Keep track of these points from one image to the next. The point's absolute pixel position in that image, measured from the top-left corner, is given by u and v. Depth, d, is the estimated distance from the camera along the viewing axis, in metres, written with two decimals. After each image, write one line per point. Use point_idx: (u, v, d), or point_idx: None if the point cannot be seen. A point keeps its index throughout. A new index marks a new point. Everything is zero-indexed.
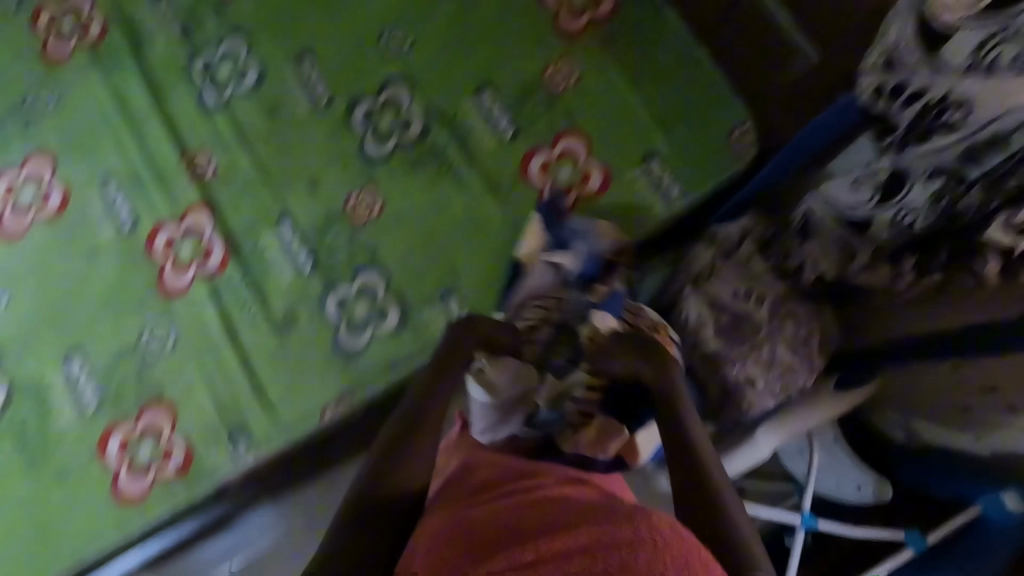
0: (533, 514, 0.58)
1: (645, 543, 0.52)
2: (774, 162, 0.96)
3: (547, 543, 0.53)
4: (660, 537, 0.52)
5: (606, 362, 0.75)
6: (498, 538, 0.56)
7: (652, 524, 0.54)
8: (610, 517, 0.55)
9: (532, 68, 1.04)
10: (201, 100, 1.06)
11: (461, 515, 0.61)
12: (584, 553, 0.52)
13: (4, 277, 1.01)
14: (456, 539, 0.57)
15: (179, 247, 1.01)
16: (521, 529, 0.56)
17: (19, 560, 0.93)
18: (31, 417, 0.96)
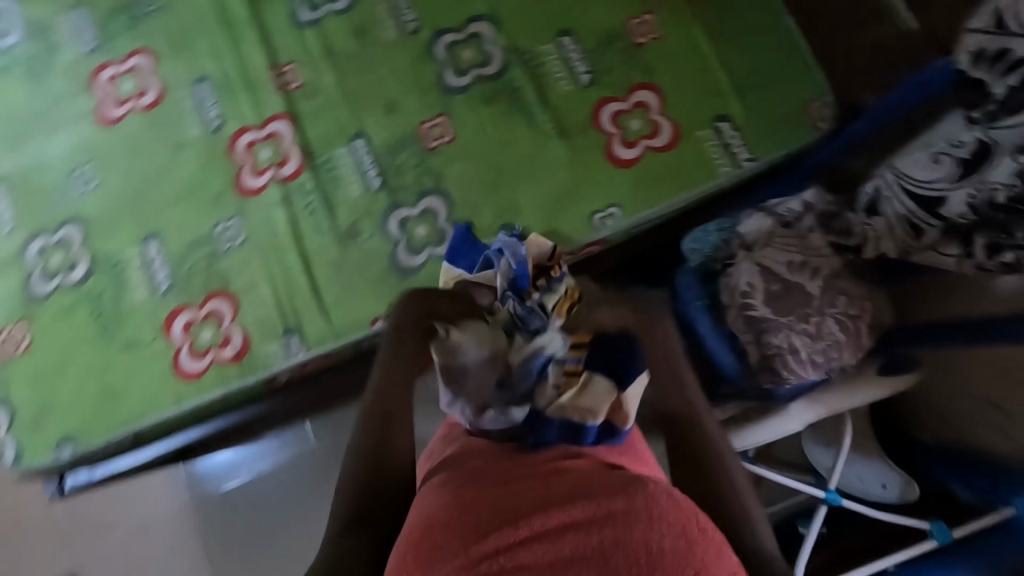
0: (517, 488, 0.57)
1: (640, 513, 0.52)
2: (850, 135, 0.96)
3: (534, 521, 0.52)
4: (657, 508, 0.52)
5: (599, 313, 0.81)
6: (486, 513, 0.55)
7: (644, 493, 0.53)
8: (597, 490, 0.55)
9: (617, 19, 1.05)
10: (295, 16, 1.11)
11: (447, 491, 0.60)
12: (580, 529, 0.51)
13: (98, 160, 1.08)
14: (448, 513, 0.56)
15: (259, 151, 1.06)
16: (513, 506, 0.55)
17: (83, 417, 1.00)
18: (107, 290, 1.04)
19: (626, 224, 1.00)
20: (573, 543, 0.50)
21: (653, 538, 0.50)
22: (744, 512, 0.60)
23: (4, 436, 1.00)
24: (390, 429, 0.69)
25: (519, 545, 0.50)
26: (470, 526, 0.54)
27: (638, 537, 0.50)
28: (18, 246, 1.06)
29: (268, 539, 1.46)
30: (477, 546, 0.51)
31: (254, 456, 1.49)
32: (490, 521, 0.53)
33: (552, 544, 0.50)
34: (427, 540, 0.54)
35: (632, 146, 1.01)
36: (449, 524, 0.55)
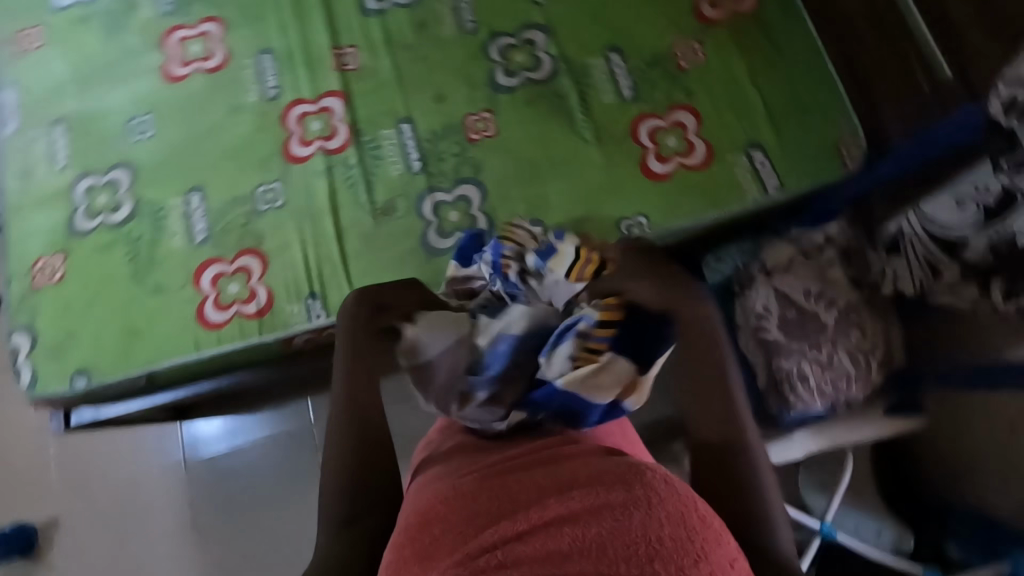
0: (512, 481, 0.57)
1: (636, 501, 0.50)
2: (877, 174, 1.00)
3: (529, 513, 0.51)
4: (656, 496, 0.51)
5: (636, 287, 0.72)
6: (481, 507, 0.54)
7: (641, 482, 0.52)
8: (592, 478, 0.54)
9: (664, 42, 1.11)
10: (362, 4, 1.17)
11: (445, 486, 0.60)
12: (577, 517, 0.50)
13: (156, 112, 1.14)
14: (448, 508, 0.55)
15: (310, 122, 1.11)
16: (511, 501, 0.54)
17: (101, 353, 1.03)
18: (145, 235, 1.07)
19: (651, 234, 1.03)
20: (568, 532, 0.48)
21: (651, 528, 0.48)
22: (767, 514, 0.60)
23: (24, 360, 1.03)
24: (366, 429, 0.70)
25: (514, 538, 0.50)
26: (466, 521, 0.53)
27: (636, 525, 0.48)
28: (68, 183, 1.11)
29: (252, 513, 1.45)
30: (473, 541, 0.51)
31: (252, 426, 1.49)
32: (485, 516, 0.53)
33: (547, 534, 0.49)
34: (424, 538, 0.54)
35: (666, 161, 1.05)
36: (445, 521, 0.54)
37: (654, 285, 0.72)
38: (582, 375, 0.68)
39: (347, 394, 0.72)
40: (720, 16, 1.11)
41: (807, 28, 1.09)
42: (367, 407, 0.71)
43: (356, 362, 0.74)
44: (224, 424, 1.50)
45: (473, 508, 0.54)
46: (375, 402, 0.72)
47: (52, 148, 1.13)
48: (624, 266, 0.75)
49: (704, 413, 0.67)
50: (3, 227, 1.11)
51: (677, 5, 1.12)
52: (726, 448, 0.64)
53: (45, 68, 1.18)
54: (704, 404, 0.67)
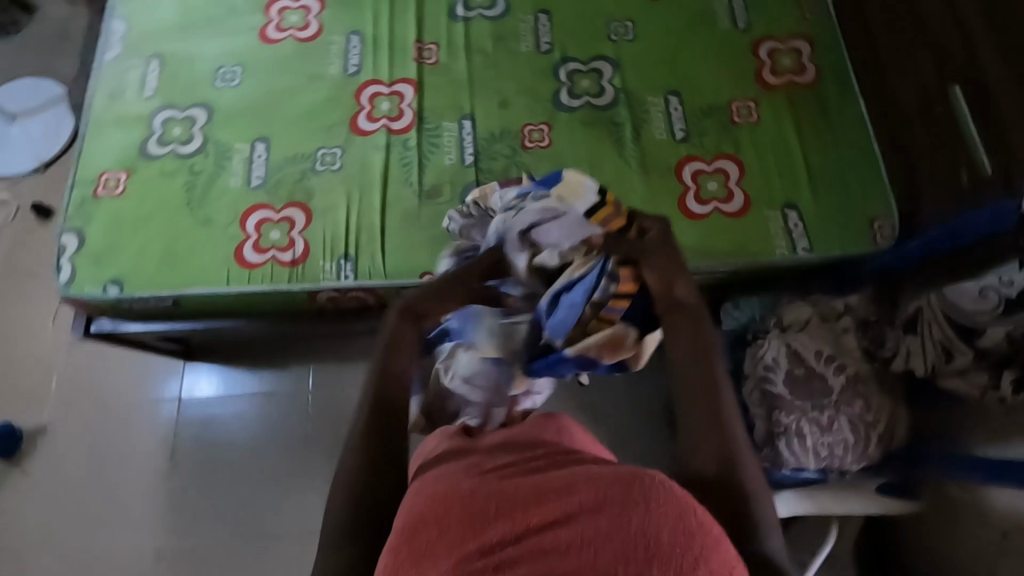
0: (508, 480, 0.54)
1: (636, 503, 0.48)
2: (904, 249, 1.02)
3: (525, 513, 0.49)
4: (655, 500, 0.48)
5: (653, 261, 0.79)
6: (475, 506, 0.51)
7: (642, 483, 0.50)
8: (590, 477, 0.51)
9: (722, 97, 1.17)
10: (451, 9, 1.27)
11: (440, 483, 0.57)
12: (575, 521, 0.48)
13: (244, 66, 1.23)
14: (438, 507, 0.52)
15: (380, 102, 1.19)
16: (502, 498, 0.51)
17: (138, 268, 1.08)
18: (207, 170, 1.14)
19: None
20: (566, 534, 0.47)
21: (652, 533, 0.47)
22: (758, 519, 0.57)
23: (68, 258, 1.08)
24: (384, 424, 0.67)
25: (511, 540, 0.48)
26: (460, 521, 0.50)
27: (635, 528, 0.47)
28: (149, 111, 1.19)
29: (231, 465, 1.46)
30: (467, 543, 0.48)
31: (251, 379, 1.52)
32: (480, 516, 0.50)
33: (546, 536, 0.47)
34: (416, 538, 0.50)
35: (704, 203, 1.10)
36: (439, 521, 0.51)
37: (672, 274, 0.77)
38: (592, 345, 0.82)
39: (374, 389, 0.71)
40: (780, 84, 1.18)
41: (858, 112, 1.16)
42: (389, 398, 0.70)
43: (387, 362, 0.74)
44: (225, 371, 1.53)
45: (467, 508, 0.51)
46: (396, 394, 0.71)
47: (144, 78, 1.22)
48: (654, 237, 0.81)
49: (699, 412, 0.65)
50: (82, 137, 1.19)
51: (740, 66, 1.19)
52: (718, 446, 0.62)
53: (156, 9, 1.29)
54: (697, 402, 0.66)
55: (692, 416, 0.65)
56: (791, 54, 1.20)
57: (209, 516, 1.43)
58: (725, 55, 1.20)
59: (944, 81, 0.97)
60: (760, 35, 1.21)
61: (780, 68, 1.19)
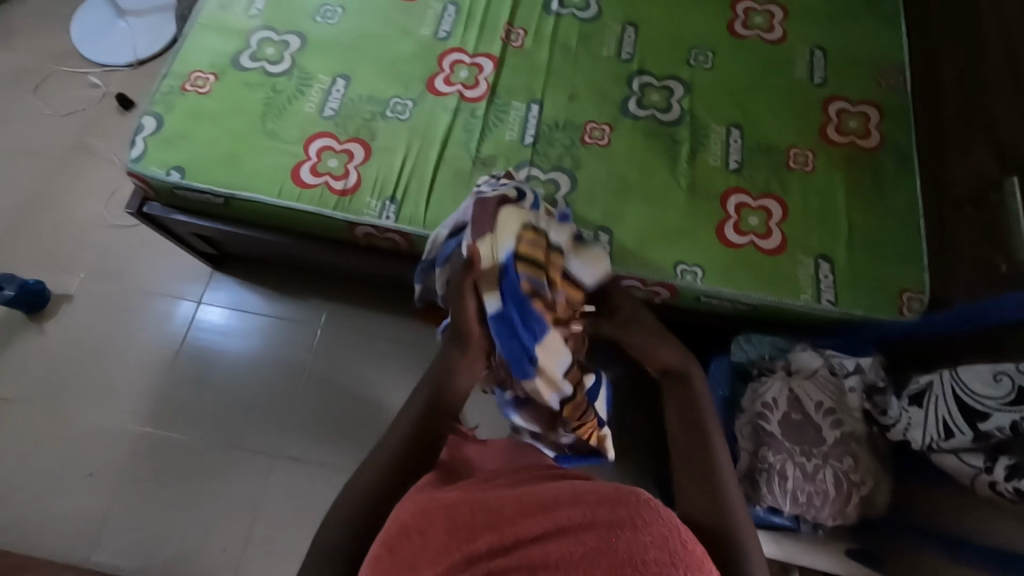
0: (500, 497, 0.61)
1: (621, 523, 0.55)
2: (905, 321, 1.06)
3: (517, 526, 0.56)
4: (639, 521, 0.55)
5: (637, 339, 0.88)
6: (469, 519, 0.58)
7: (626, 505, 0.56)
8: (577, 499, 0.58)
9: (784, 141, 1.20)
10: (547, 3, 1.32)
11: (433, 496, 0.64)
12: (565, 537, 0.54)
13: (345, 8, 1.30)
14: (436, 519, 0.59)
15: (460, 70, 1.25)
16: (497, 514, 0.58)
17: (201, 163, 1.14)
18: (287, 92, 1.21)
19: (700, 288, 1.09)
20: (555, 548, 0.53)
21: (637, 551, 0.53)
22: (738, 539, 0.68)
23: (143, 137, 1.16)
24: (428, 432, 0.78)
25: (502, 552, 0.54)
26: (455, 534, 0.57)
27: (622, 545, 0.53)
28: (249, 28, 1.27)
29: (229, 376, 1.51)
30: (463, 553, 0.55)
31: (269, 301, 1.57)
32: (472, 528, 0.57)
33: (537, 550, 0.54)
34: (412, 545, 0.57)
35: (742, 235, 1.12)
36: (427, 531, 0.58)
37: (652, 343, 0.86)
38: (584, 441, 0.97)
39: (423, 405, 0.80)
40: (843, 142, 1.20)
41: (914, 185, 1.16)
42: (437, 408, 0.80)
43: (444, 381, 0.82)
44: (247, 288, 1.58)
45: (459, 520, 0.58)
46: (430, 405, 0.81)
47: None
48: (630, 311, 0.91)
49: (696, 470, 0.75)
50: (184, 37, 1.27)
51: (808, 117, 1.22)
52: (710, 493, 0.72)
53: None
54: (694, 462, 0.76)
55: (690, 476, 0.75)
56: (859, 117, 1.22)
57: (196, 418, 1.47)
58: (795, 105, 1.23)
59: (1001, 171, 0.99)
60: (833, 93, 1.24)
61: (846, 128, 1.21)
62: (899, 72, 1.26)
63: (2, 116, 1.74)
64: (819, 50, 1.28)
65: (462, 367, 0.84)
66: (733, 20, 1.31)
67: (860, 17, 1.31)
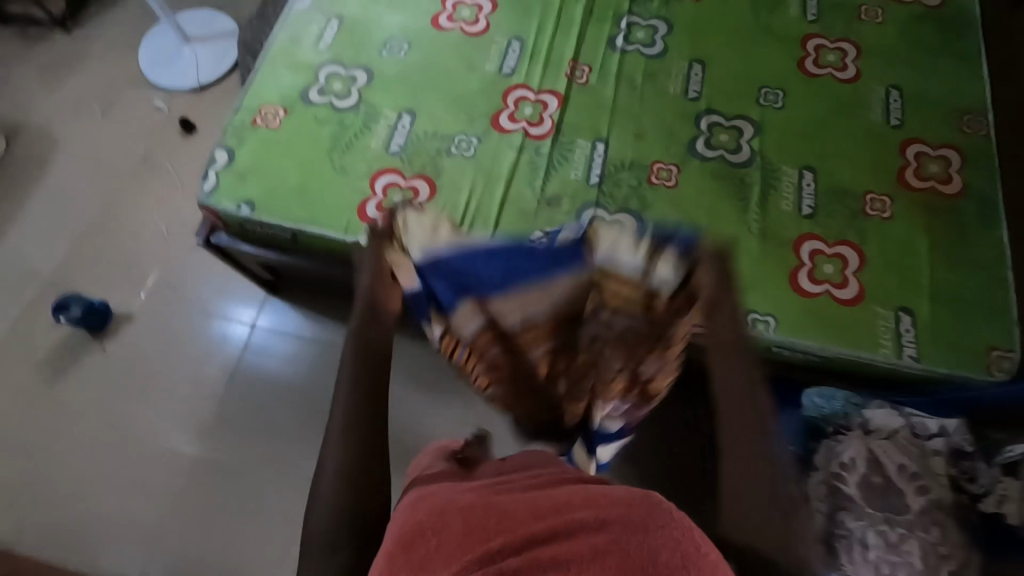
0: (509, 499, 0.53)
1: (635, 525, 0.47)
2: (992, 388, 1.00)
3: (523, 527, 0.48)
4: (648, 521, 0.48)
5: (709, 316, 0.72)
6: (477, 519, 0.50)
7: (642, 507, 0.49)
8: (588, 501, 0.50)
9: (860, 186, 1.16)
10: (612, 39, 1.31)
11: (438, 498, 0.55)
12: (574, 541, 0.46)
13: (411, 44, 1.31)
14: (434, 521, 0.51)
15: (525, 107, 1.24)
16: (505, 515, 0.50)
17: (271, 196, 1.16)
18: (353, 127, 1.22)
19: (772, 339, 1.05)
20: (563, 549, 0.46)
21: (649, 558, 0.45)
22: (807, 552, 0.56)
23: (215, 170, 1.18)
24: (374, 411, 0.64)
25: (513, 553, 0.46)
26: (458, 541, 0.48)
27: (636, 548, 0.46)
28: (318, 62, 1.29)
29: (279, 402, 1.52)
30: (473, 555, 0.46)
31: (321, 327, 1.59)
32: (481, 529, 0.49)
33: (546, 551, 0.46)
34: (419, 551, 0.49)
35: (817, 283, 1.08)
36: (439, 533, 0.49)
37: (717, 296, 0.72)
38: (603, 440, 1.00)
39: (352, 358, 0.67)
40: (923, 188, 1.15)
41: (1001, 237, 1.11)
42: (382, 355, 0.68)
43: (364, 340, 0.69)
44: (300, 313, 1.60)
45: (469, 521, 0.50)
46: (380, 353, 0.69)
47: (322, 34, 1.33)
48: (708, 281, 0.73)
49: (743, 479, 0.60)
50: (256, 71, 1.30)
51: (885, 162, 1.18)
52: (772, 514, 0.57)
53: None
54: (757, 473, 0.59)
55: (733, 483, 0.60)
56: (939, 161, 1.17)
57: (246, 443, 1.48)
58: (871, 147, 1.19)
59: None
60: (911, 136, 1.20)
61: (925, 173, 1.17)
62: (982, 116, 1.21)
63: (73, 137, 1.81)
64: (895, 90, 1.24)
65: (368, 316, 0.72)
66: (804, 58, 1.27)
67: (938, 57, 1.27)
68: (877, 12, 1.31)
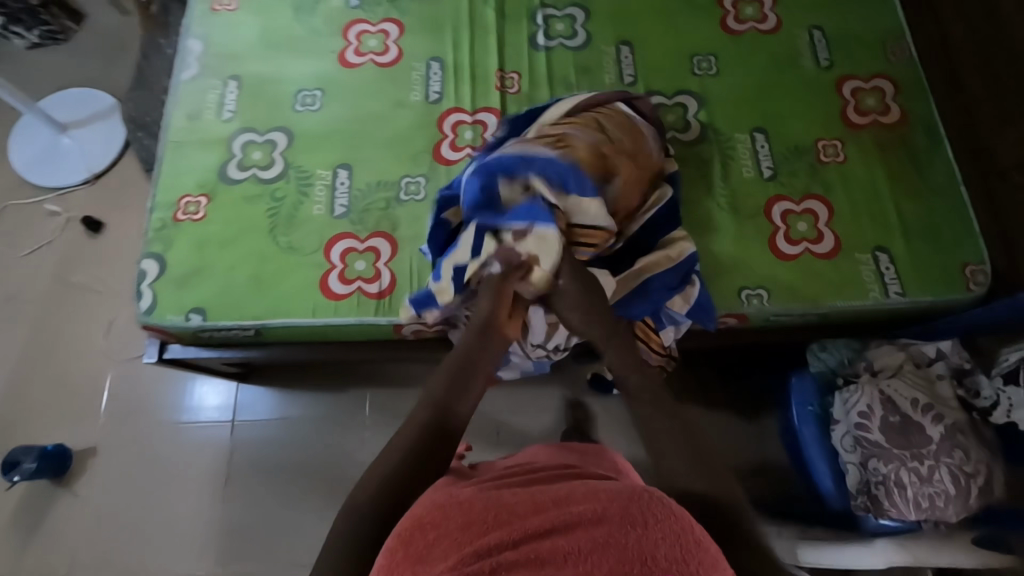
0: (508, 497, 0.64)
1: (635, 520, 0.58)
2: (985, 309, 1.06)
3: (523, 522, 0.58)
4: (647, 517, 0.58)
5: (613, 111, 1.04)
6: (474, 514, 0.61)
7: (646, 498, 0.60)
8: (596, 494, 0.61)
9: (809, 136, 1.17)
10: (533, 38, 1.25)
11: (443, 493, 0.67)
12: (578, 529, 0.57)
13: (325, 90, 1.21)
14: (440, 514, 0.62)
15: (464, 132, 1.17)
16: (502, 514, 0.60)
17: (221, 295, 1.05)
18: (289, 197, 1.11)
19: (768, 310, 1.06)
20: (563, 541, 0.56)
21: (646, 548, 0.56)
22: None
23: (149, 285, 1.05)
24: (436, 446, 0.77)
25: (508, 545, 0.56)
26: (460, 532, 0.59)
27: (633, 541, 0.56)
28: (229, 133, 1.17)
29: (286, 493, 1.42)
30: (472, 546, 0.56)
31: (307, 402, 1.49)
32: (479, 525, 0.59)
33: (546, 542, 0.56)
34: (418, 543, 0.60)
35: (795, 244, 1.09)
36: (439, 528, 0.60)
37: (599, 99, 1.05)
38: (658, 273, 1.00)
39: (429, 420, 0.79)
40: (867, 123, 1.18)
41: (948, 156, 1.16)
42: (447, 428, 0.79)
43: (447, 403, 0.82)
44: (280, 394, 1.50)
45: (468, 516, 0.61)
46: (461, 421, 0.81)
47: (222, 100, 1.20)
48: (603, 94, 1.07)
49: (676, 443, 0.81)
50: (161, 159, 1.16)
51: (826, 106, 1.19)
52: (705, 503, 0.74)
53: (236, 27, 1.27)
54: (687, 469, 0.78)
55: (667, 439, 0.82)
56: (875, 93, 1.20)
57: (262, 546, 1.39)
58: (810, 93, 1.20)
59: None
60: (844, 74, 1.21)
61: (865, 107, 1.19)
62: (901, 38, 1.24)
63: None
64: (818, 30, 1.25)
65: (461, 386, 0.83)
66: (724, 17, 1.26)
67: None
68: None
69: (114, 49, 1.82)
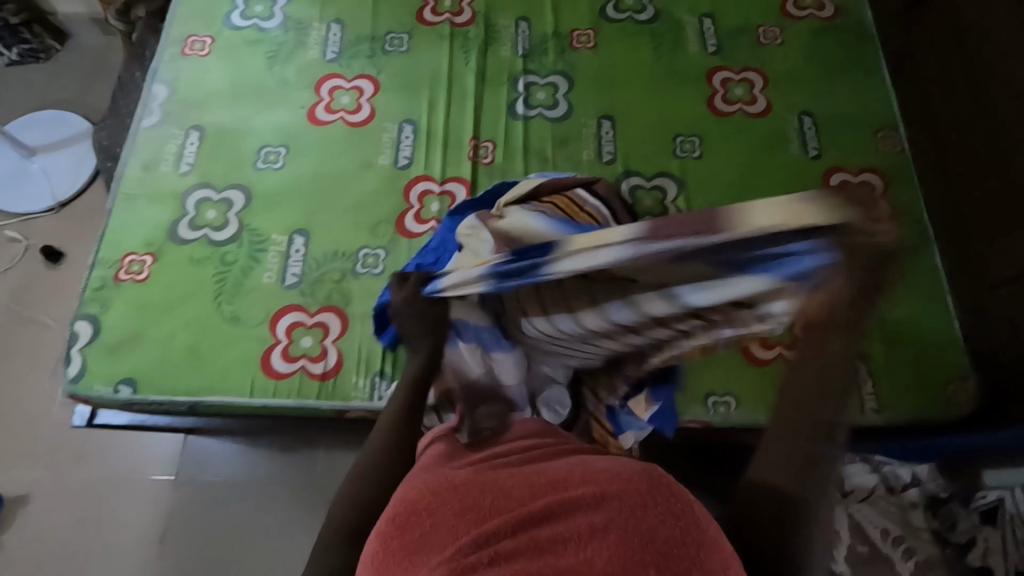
0: (505, 478, 0.53)
1: (637, 503, 0.47)
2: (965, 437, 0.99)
3: (522, 506, 0.48)
4: (656, 500, 0.47)
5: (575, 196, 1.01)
6: (471, 499, 0.51)
7: (643, 482, 0.48)
8: (590, 477, 0.50)
9: None
10: (513, 106, 1.20)
11: (436, 476, 0.56)
12: (579, 517, 0.46)
13: (290, 147, 1.16)
14: (427, 502, 0.51)
15: (430, 203, 1.11)
16: (496, 499, 0.50)
17: (155, 365, 0.99)
18: (239, 262, 1.06)
19: (737, 419, 1.00)
20: (562, 527, 0.45)
21: (659, 534, 0.45)
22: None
23: (79, 350, 0.99)
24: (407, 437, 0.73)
25: (502, 536, 0.46)
26: (451, 525, 0.48)
27: (646, 526, 0.45)
28: (183, 188, 1.11)
29: (226, 556, 1.34)
30: (468, 536, 0.47)
31: (256, 459, 1.41)
32: (476, 512, 0.49)
33: (544, 530, 0.46)
34: (413, 530, 0.49)
35: (768, 348, 1.03)
36: (431, 514, 0.50)
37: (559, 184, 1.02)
38: None
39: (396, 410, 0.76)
40: None
41: (935, 262, 1.10)
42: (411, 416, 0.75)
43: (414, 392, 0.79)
44: (229, 449, 1.42)
45: (463, 502, 0.50)
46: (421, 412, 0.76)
47: (182, 151, 1.15)
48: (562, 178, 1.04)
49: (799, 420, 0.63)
50: (111, 211, 1.11)
51: None
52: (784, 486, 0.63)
53: (205, 74, 1.22)
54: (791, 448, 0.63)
55: (785, 420, 0.63)
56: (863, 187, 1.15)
57: None
58: (796, 183, 1.15)
59: None
60: (832, 165, 1.16)
61: None
62: (895, 131, 1.20)
63: None
64: (808, 116, 1.20)
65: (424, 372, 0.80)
66: (712, 95, 1.22)
67: (842, 74, 1.24)
68: (775, 33, 1.27)
69: (94, 71, 1.78)
